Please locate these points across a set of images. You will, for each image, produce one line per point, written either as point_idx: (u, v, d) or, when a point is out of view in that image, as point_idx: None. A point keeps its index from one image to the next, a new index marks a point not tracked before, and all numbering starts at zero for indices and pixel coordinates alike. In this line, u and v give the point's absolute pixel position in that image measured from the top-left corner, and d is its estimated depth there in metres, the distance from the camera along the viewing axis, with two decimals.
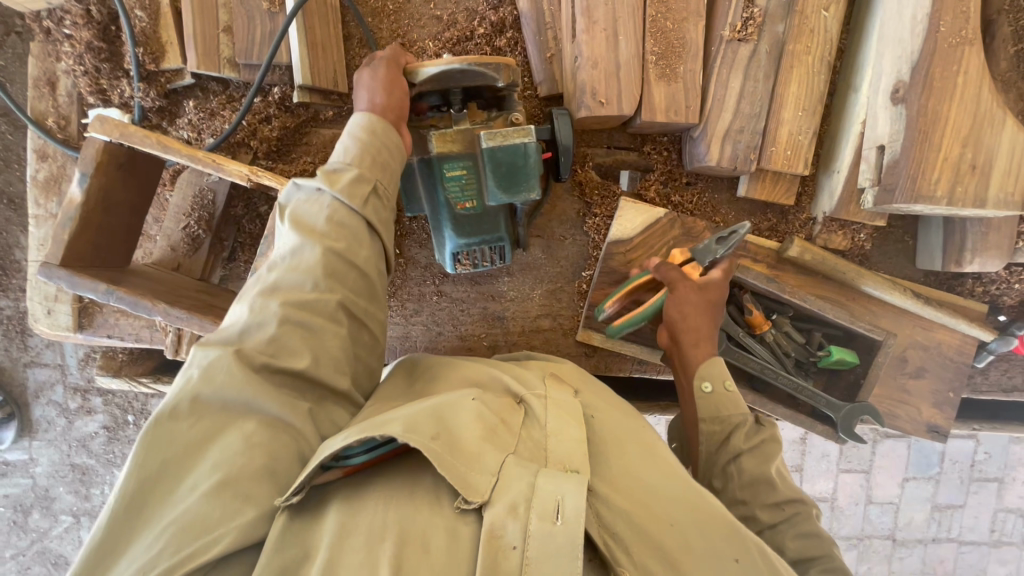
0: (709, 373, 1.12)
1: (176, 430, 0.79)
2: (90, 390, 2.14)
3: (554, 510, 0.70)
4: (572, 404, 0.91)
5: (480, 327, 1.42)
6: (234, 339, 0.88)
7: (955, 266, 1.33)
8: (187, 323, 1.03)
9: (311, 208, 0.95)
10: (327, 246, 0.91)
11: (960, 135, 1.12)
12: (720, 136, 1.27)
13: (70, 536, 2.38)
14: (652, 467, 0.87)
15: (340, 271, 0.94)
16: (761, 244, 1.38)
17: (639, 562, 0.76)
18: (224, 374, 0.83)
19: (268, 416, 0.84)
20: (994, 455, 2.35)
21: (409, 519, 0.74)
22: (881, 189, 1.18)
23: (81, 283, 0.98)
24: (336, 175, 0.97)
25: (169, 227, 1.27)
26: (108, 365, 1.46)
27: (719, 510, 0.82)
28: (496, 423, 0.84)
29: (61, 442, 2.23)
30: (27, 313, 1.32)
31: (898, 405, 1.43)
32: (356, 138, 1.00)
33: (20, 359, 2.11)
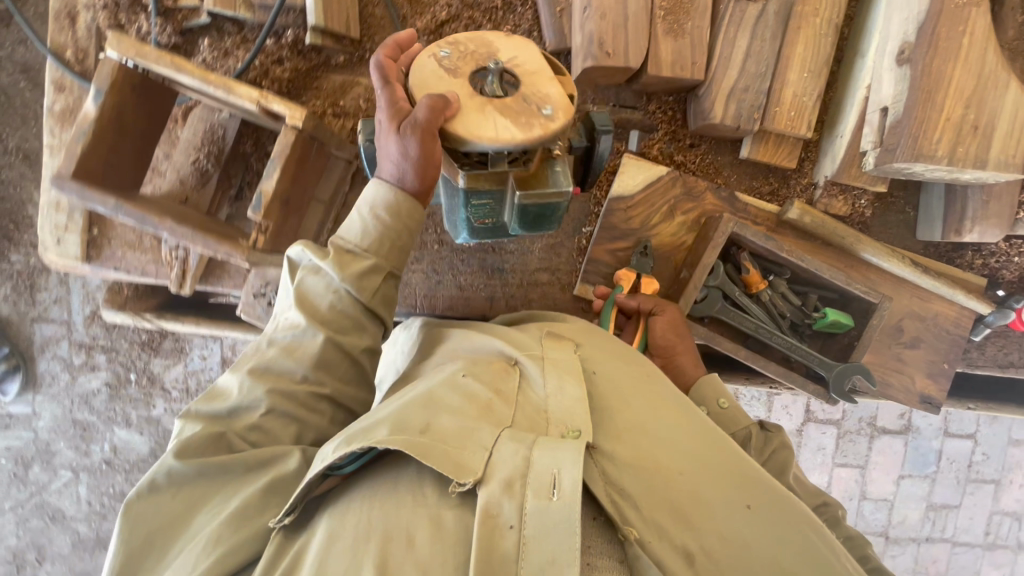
0: (704, 398, 1.15)
1: (161, 502, 0.89)
2: (95, 346, 2.18)
3: (549, 485, 0.71)
4: (571, 363, 0.95)
5: (479, 278, 1.44)
6: (224, 415, 0.96)
7: (955, 235, 1.34)
8: (192, 240, 1.07)
9: (316, 281, 1.00)
10: (329, 336, 0.96)
11: (963, 96, 1.12)
12: (724, 94, 1.28)
13: (68, 492, 2.41)
14: (656, 420, 0.90)
15: (333, 363, 0.99)
16: (762, 207, 1.39)
17: (650, 516, 0.78)
18: (206, 444, 0.92)
19: (242, 472, 0.91)
20: (992, 456, 2.33)
21: (395, 513, 0.76)
22: (883, 150, 1.20)
23: (91, 197, 1.02)
24: (346, 255, 0.99)
25: (179, 160, 1.30)
26: (114, 299, 1.48)
27: (726, 462, 0.85)
28: (488, 399, 0.88)
29: (64, 398, 2.27)
30: (37, 241, 1.35)
31: (892, 374, 1.44)
32: (376, 216, 0.97)
33: (28, 313, 2.15)
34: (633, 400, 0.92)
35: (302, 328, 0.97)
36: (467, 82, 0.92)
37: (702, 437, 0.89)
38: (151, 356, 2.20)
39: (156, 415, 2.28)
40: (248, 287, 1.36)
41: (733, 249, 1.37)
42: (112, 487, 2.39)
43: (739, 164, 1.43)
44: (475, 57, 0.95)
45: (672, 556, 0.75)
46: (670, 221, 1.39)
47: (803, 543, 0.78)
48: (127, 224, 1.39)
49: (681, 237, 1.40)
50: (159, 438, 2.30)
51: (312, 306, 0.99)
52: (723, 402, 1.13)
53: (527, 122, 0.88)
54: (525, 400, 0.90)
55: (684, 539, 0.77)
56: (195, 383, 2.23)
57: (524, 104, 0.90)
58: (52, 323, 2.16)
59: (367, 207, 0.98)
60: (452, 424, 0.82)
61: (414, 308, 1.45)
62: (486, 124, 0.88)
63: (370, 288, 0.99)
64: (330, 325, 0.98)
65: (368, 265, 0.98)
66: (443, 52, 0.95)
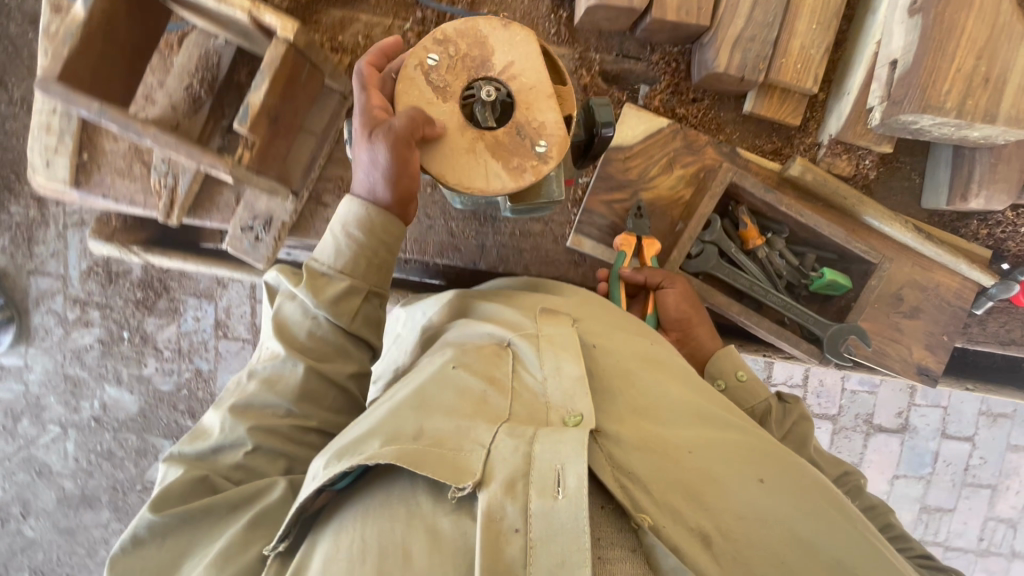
0: (722, 371, 1.18)
1: (145, 553, 0.91)
2: (89, 302, 2.17)
3: (554, 483, 0.70)
4: (568, 341, 0.94)
5: (471, 226, 1.42)
6: (208, 455, 0.98)
7: (961, 201, 1.30)
8: (176, 149, 1.05)
9: (294, 309, 1.01)
10: (310, 364, 0.99)
11: (975, 46, 1.08)
12: (730, 43, 1.24)
13: (55, 448, 2.38)
14: (660, 400, 0.91)
15: (318, 393, 1.01)
16: (763, 165, 1.36)
17: (661, 498, 0.77)
18: (186, 490, 0.94)
19: (226, 513, 0.93)
20: (991, 461, 2.28)
21: (390, 531, 0.75)
22: (890, 103, 1.16)
23: (76, 101, 1.00)
24: (321, 279, 1.01)
25: (172, 85, 1.27)
26: (102, 229, 1.47)
27: (732, 440, 0.86)
28: (482, 393, 0.88)
29: (57, 352, 2.25)
30: (26, 162, 1.33)
31: (889, 343, 1.40)
32: (349, 234, 1.00)
33: (24, 266, 2.14)
34: (636, 380, 0.93)
35: (281, 358, 0.99)
36: (458, 109, 0.94)
37: (705, 418, 0.89)
38: (145, 314, 2.18)
39: (147, 374, 2.26)
40: (235, 221, 1.34)
41: (729, 203, 1.35)
42: (99, 445, 2.37)
43: (743, 120, 1.39)
44: (466, 66, 0.95)
45: (686, 537, 0.73)
46: (669, 174, 1.36)
47: (818, 510, 0.77)
48: (117, 151, 1.36)
49: (679, 190, 1.37)
50: (150, 397, 2.29)
51: (289, 333, 1.01)
52: (741, 374, 1.16)
53: (519, 165, 0.94)
54: (523, 388, 0.90)
55: (697, 519, 0.75)
56: (187, 344, 2.22)
57: (517, 138, 0.94)
58: (48, 276, 2.15)
59: (340, 226, 1.00)
60: (446, 425, 0.82)
61: (405, 253, 1.43)
62: (475, 166, 0.93)
63: (348, 311, 1.01)
64: (311, 353, 1.01)
65: (344, 287, 1.01)
66: (432, 59, 0.94)
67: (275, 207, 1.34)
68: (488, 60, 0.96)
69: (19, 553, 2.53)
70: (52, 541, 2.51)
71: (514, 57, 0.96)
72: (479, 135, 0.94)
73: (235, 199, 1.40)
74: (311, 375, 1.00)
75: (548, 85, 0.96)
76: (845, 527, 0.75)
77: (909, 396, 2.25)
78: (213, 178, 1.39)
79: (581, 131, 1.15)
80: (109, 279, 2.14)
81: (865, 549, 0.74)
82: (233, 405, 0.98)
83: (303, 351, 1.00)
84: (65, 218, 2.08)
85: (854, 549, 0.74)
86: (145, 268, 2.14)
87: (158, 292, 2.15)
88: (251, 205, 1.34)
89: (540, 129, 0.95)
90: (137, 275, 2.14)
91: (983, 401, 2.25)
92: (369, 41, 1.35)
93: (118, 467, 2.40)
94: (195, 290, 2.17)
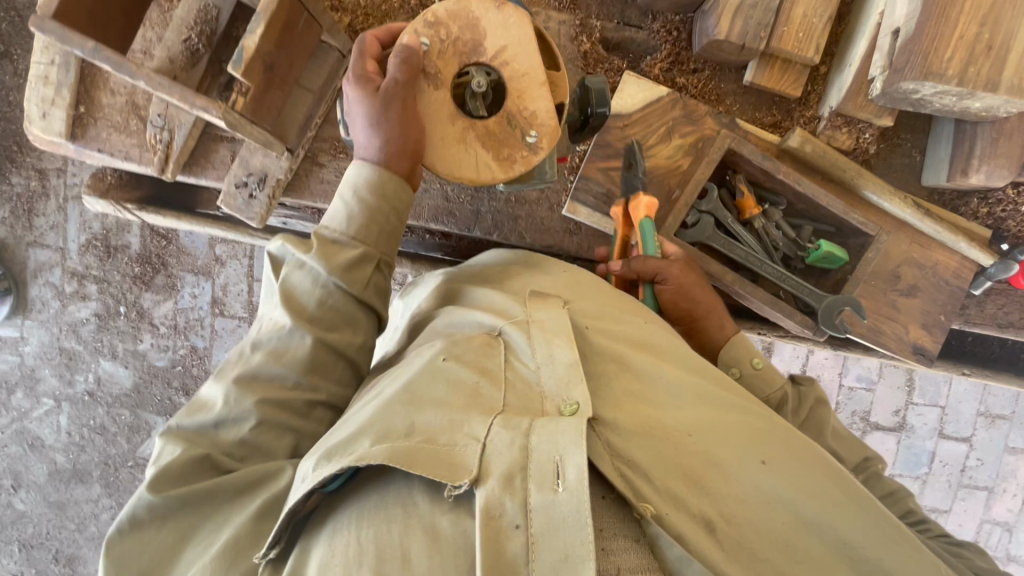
0: (736, 359, 1.11)
1: (145, 538, 0.85)
2: (87, 276, 2.16)
3: (554, 475, 0.68)
4: (559, 326, 0.89)
5: (467, 190, 1.42)
6: (210, 429, 0.91)
7: (961, 175, 1.28)
8: (168, 91, 1.05)
9: (302, 277, 0.95)
10: (317, 336, 0.93)
11: (979, 13, 1.07)
12: (732, 9, 1.22)
13: (48, 421, 2.33)
14: (656, 381, 0.86)
15: (327, 364, 0.96)
16: (762, 136, 1.35)
17: (663, 486, 0.73)
18: (188, 471, 0.87)
19: (232, 497, 0.87)
20: (988, 462, 2.25)
21: (386, 527, 0.71)
22: (892, 72, 1.15)
23: (70, 39, 0.99)
24: (331, 245, 0.96)
25: (169, 38, 1.24)
26: (97, 185, 1.51)
27: (731, 420, 0.83)
28: (473, 383, 0.83)
29: (53, 325, 2.24)
30: (22, 113, 1.32)
31: (885, 321, 1.38)
32: (359, 197, 0.96)
33: (24, 237, 2.14)
34: (630, 361, 0.88)
35: (288, 330, 0.93)
36: (450, 95, 0.97)
37: (704, 398, 0.85)
38: (142, 290, 2.17)
39: (142, 349, 2.24)
40: (229, 177, 1.33)
41: (727, 172, 1.34)
42: (92, 420, 2.32)
43: (744, 92, 1.39)
44: (457, 49, 0.96)
45: (691, 526, 0.70)
46: (667, 143, 1.35)
47: (819, 489, 0.76)
48: (115, 105, 1.35)
49: (676, 160, 1.35)
50: (144, 372, 2.26)
51: (296, 302, 0.94)
52: (756, 362, 1.09)
53: (509, 156, 0.97)
54: (515, 376, 0.84)
55: (699, 506, 0.72)
56: (183, 320, 2.21)
57: (508, 128, 0.97)
58: (47, 249, 2.15)
59: (350, 190, 0.97)
60: (437, 420, 0.78)
61: None
62: (465, 156, 0.98)
63: (361, 279, 0.96)
64: (318, 323, 0.94)
65: (356, 253, 0.96)
66: (424, 42, 0.95)
67: (270, 163, 1.33)
68: (481, 43, 0.97)
69: (8, 527, 2.43)
70: (42, 514, 2.41)
71: (508, 39, 0.97)
72: (470, 124, 0.97)
73: (231, 156, 1.40)
74: (319, 347, 0.94)
75: (541, 70, 0.98)
76: (845, 506, 0.75)
77: (907, 394, 2.23)
78: (209, 134, 1.39)
79: (576, 110, 1.16)
80: (107, 253, 2.13)
81: (865, 526, 0.74)
82: (238, 378, 0.92)
83: (310, 322, 0.94)
84: (66, 191, 2.08)
85: (853, 524, 0.73)
86: (143, 243, 2.13)
87: (156, 268, 2.15)
88: (246, 161, 1.33)
89: (532, 118, 0.98)
90: (135, 250, 2.13)
91: (980, 401, 2.23)
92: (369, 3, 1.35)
93: (110, 443, 2.34)
94: (192, 267, 2.15)
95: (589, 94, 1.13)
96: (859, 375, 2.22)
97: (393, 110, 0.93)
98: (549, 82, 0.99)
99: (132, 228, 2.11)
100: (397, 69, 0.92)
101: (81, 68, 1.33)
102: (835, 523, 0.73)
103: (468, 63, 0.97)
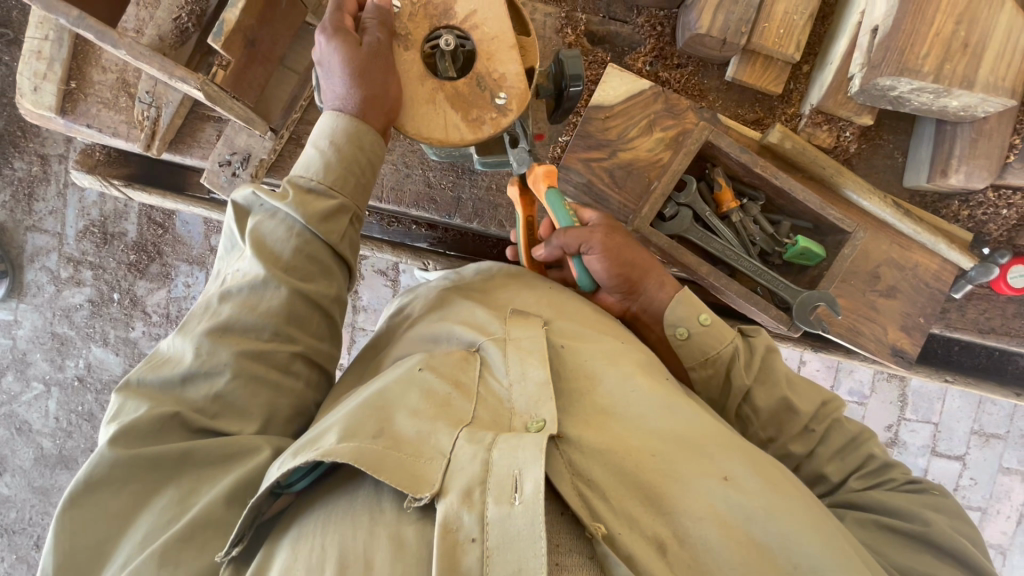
0: (683, 318, 1.05)
1: (105, 495, 0.83)
2: (83, 261, 2.18)
3: (512, 489, 0.67)
4: (536, 342, 0.88)
5: (449, 177, 1.44)
6: (176, 386, 0.91)
7: (941, 176, 1.28)
8: (149, 61, 1.10)
9: (275, 226, 0.96)
10: (294, 286, 0.94)
11: (955, 11, 1.09)
12: (714, 3, 1.24)
13: (37, 405, 2.33)
14: (630, 395, 0.84)
15: (304, 317, 0.98)
16: (743, 133, 1.35)
17: (618, 504, 0.73)
18: (157, 429, 0.87)
19: (204, 464, 0.88)
20: (981, 483, 2.15)
21: (350, 539, 0.72)
22: (869, 68, 1.15)
23: (55, 8, 1.03)
24: (308, 194, 0.96)
25: (159, 16, 1.26)
26: (86, 161, 1.56)
27: (704, 435, 0.80)
28: (446, 395, 0.83)
29: (47, 309, 2.25)
30: (15, 87, 1.34)
31: (864, 321, 1.36)
32: (335, 146, 0.97)
33: (22, 222, 2.17)
34: (603, 376, 0.87)
35: (261, 279, 0.93)
36: (421, 57, 1.01)
37: (679, 412, 0.82)
38: (136, 278, 2.18)
39: (133, 337, 2.25)
40: (214, 156, 1.35)
41: (706, 165, 1.34)
42: (81, 405, 2.32)
43: (727, 88, 1.41)
44: (428, 14, 1.01)
45: (641, 544, 0.70)
46: (649, 136, 1.35)
47: (785, 512, 0.72)
48: (105, 82, 1.38)
49: (657, 153, 1.35)
50: (133, 360, 2.26)
51: (270, 252, 0.95)
52: (704, 319, 1.04)
53: (478, 117, 1.00)
54: (487, 392, 0.84)
55: (654, 526, 0.72)
56: (176, 309, 2.21)
57: (478, 89, 1.00)
58: (44, 234, 2.17)
59: (324, 139, 0.98)
60: (404, 428, 0.78)
61: (381, 200, 1.44)
62: (436, 117, 1.00)
63: (338, 230, 0.98)
64: (294, 273, 0.95)
65: (333, 205, 0.98)
66: (396, 5, 1.00)
67: (254, 143, 1.34)
68: (451, 8, 1.02)
69: None
70: (26, 500, 2.39)
71: (477, 5, 1.02)
72: (439, 85, 1.00)
73: (217, 136, 1.42)
74: (294, 298, 0.95)
75: (510, 34, 1.01)
76: (813, 532, 0.71)
77: (899, 409, 2.15)
78: (196, 113, 1.41)
79: (552, 83, 1.18)
80: (103, 240, 2.15)
81: (834, 552, 0.70)
82: (208, 330, 0.91)
83: (286, 271, 0.95)
84: (66, 177, 2.10)
85: (819, 551, 0.70)
86: (140, 231, 2.14)
87: (151, 257, 2.16)
88: (230, 140, 1.35)
89: (501, 81, 1.01)
90: (132, 238, 2.14)
91: (975, 419, 2.13)
92: None
93: (97, 430, 2.33)
94: (187, 256, 2.16)
95: (563, 67, 1.14)
96: (851, 388, 2.15)
97: (372, 62, 0.95)
98: (519, 47, 1.03)
99: (129, 215, 2.13)
100: (374, 26, 0.96)
101: (73, 44, 1.36)
102: (799, 549, 0.70)
103: (439, 26, 1.01)
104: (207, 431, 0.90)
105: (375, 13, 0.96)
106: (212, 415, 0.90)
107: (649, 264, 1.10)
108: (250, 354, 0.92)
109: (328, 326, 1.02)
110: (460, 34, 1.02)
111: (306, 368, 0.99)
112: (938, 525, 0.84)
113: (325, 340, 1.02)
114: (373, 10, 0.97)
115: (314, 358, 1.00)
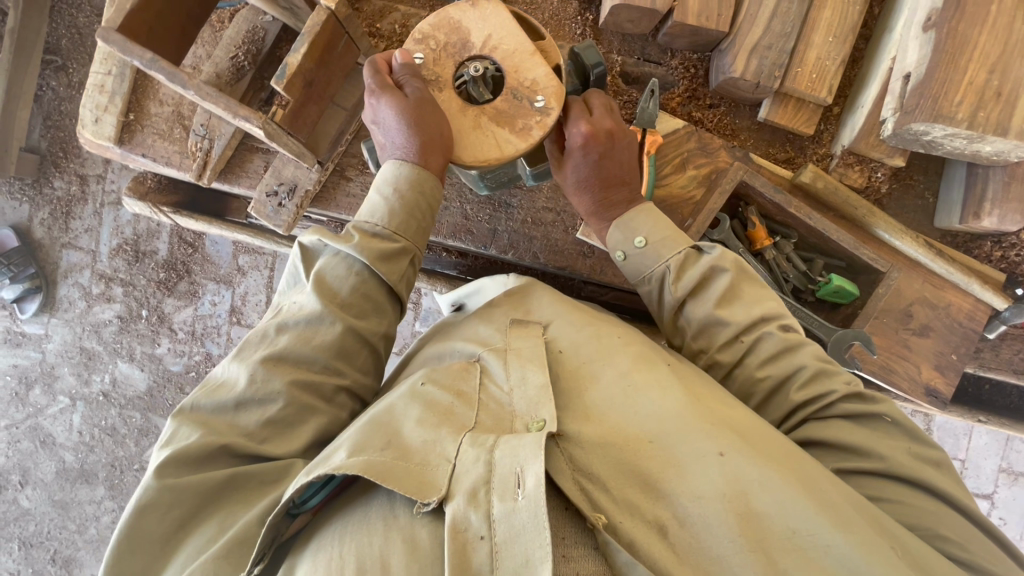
0: (620, 242, 1.10)
1: (151, 520, 0.84)
2: (114, 278, 2.23)
3: (515, 484, 0.68)
4: (535, 350, 0.89)
5: (486, 209, 1.49)
6: (229, 413, 0.91)
7: (973, 219, 1.30)
8: (214, 100, 1.16)
9: (337, 264, 0.99)
10: (348, 322, 0.97)
11: (987, 62, 1.12)
12: (747, 49, 1.30)
13: (62, 419, 2.36)
14: (622, 385, 0.84)
15: (353, 352, 0.99)
16: (775, 171, 1.39)
17: (619, 494, 0.75)
18: (204, 456, 0.87)
19: (246, 489, 0.88)
20: (1011, 523, 2.08)
21: (366, 546, 0.73)
22: (902, 113, 1.18)
23: (132, 51, 1.10)
24: (373, 238, 1.00)
25: (219, 55, 1.35)
26: (137, 187, 1.64)
27: (701, 415, 0.78)
28: (448, 404, 0.84)
29: (77, 324, 2.30)
30: (77, 117, 1.41)
31: (898, 360, 1.34)
32: (399, 193, 1.02)
33: (59, 238, 2.24)
34: (600, 374, 0.87)
35: (318, 314, 0.95)
36: (455, 95, 1.04)
37: (673, 396, 0.81)
38: (165, 295, 2.23)
39: (159, 353, 2.28)
40: (262, 186, 1.41)
41: (740, 203, 1.38)
42: (104, 420, 2.34)
43: (758, 128, 1.45)
44: (448, 53, 1.05)
45: (643, 531, 0.72)
46: (681, 173, 1.38)
47: (780, 479, 0.71)
48: (162, 114, 1.45)
49: (691, 190, 1.38)
50: (158, 376, 2.29)
51: (330, 287, 0.98)
52: (640, 241, 1.07)
53: (524, 125, 1.02)
54: (488, 398, 0.85)
55: (654, 510, 0.73)
56: (202, 327, 2.24)
57: (514, 102, 1.02)
58: (79, 251, 2.24)
59: (388, 187, 1.02)
60: (415, 436, 0.80)
61: None
62: (485, 139, 1.03)
63: (398, 270, 1.02)
64: (350, 310, 0.98)
65: (398, 249, 1.02)
66: (416, 57, 1.05)
67: (301, 175, 1.40)
68: (467, 40, 1.04)
69: (11, 522, 2.42)
70: (45, 513, 2.40)
71: (490, 29, 1.04)
72: (481, 110, 1.03)
73: (264, 167, 1.48)
74: (347, 335, 0.97)
75: (528, 43, 1.03)
76: (814, 498, 0.70)
77: None
78: (246, 145, 1.47)
79: (576, 80, 1.21)
80: (135, 258, 2.21)
81: (835, 516, 0.68)
82: (264, 358, 0.93)
83: (342, 310, 0.97)
84: (103, 197, 2.17)
85: (821, 516, 0.68)
86: (171, 249, 2.19)
87: (181, 275, 2.20)
88: (278, 171, 1.41)
89: (533, 87, 1.02)
90: (162, 256, 2.20)
91: (1003, 457, 2.07)
92: (404, 30, 1.44)
93: (118, 444, 2.35)
94: (215, 275, 2.20)
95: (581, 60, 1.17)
96: None
97: (420, 108, 0.99)
98: (539, 52, 1.05)
99: (161, 235, 2.19)
100: (409, 80, 1.02)
101: (134, 79, 1.43)
102: (800, 514, 0.68)
103: (462, 60, 1.04)
104: (253, 455, 0.90)
105: (406, 71, 1.03)
106: (259, 440, 0.90)
107: (630, 179, 1.13)
108: (302, 383, 0.93)
109: (373, 360, 1.04)
110: (485, 61, 1.04)
111: (349, 399, 1.00)
112: (895, 459, 0.85)
113: (369, 373, 1.04)
114: (400, 68, 1.04)
115: (358, 389, 1.01)
